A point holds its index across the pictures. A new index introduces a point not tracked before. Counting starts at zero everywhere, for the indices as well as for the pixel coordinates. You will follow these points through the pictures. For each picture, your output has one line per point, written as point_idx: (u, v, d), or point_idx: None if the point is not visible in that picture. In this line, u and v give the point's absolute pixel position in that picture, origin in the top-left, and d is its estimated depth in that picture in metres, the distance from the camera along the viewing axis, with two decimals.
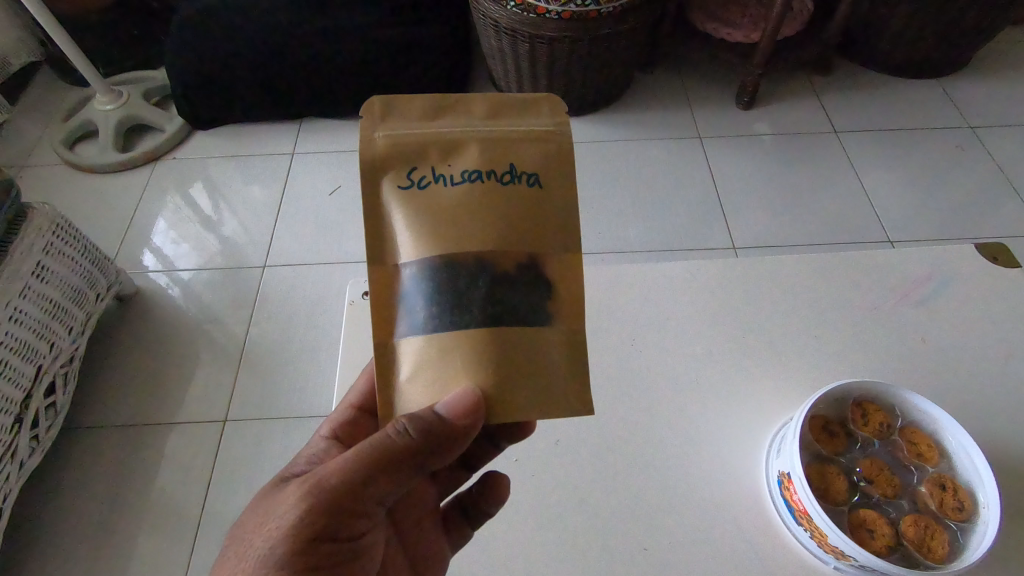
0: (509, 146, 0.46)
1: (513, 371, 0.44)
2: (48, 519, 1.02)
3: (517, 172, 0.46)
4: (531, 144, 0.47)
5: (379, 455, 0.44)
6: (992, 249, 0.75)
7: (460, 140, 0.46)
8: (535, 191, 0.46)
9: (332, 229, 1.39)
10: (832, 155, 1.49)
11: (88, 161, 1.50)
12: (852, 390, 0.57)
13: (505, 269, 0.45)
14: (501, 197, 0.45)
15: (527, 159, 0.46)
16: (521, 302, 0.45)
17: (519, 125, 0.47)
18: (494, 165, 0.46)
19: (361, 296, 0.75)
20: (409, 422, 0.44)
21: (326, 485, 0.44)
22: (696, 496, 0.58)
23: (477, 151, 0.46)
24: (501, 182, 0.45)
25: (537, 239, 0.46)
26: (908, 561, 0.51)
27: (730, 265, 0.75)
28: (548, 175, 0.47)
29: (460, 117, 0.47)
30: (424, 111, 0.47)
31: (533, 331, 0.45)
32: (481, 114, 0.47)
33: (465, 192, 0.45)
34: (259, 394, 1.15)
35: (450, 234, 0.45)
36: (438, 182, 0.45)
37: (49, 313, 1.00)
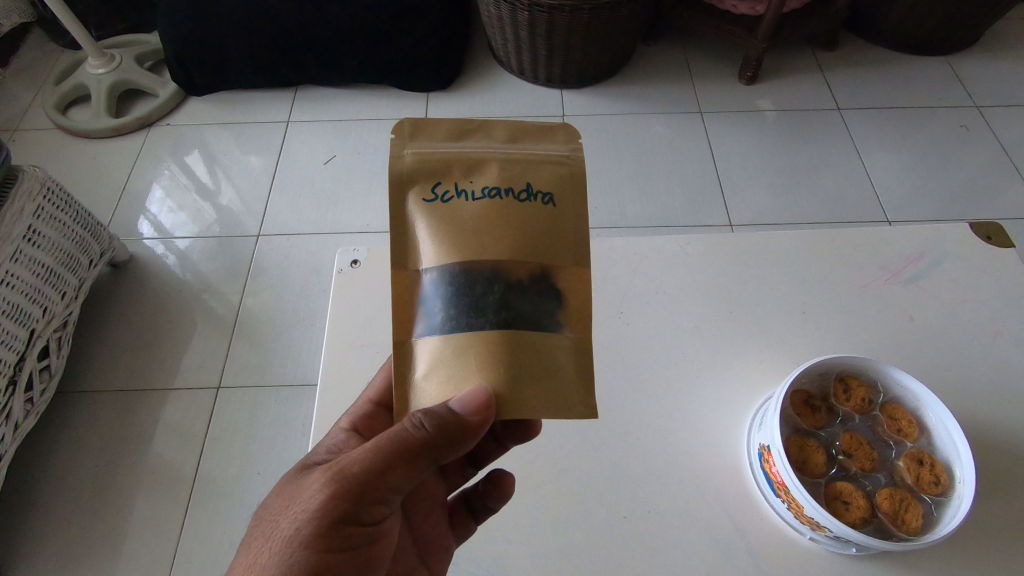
0: (527, 167, 0.46)
1: (527, 376, 0.43)
2: (46, 479, 1.04)
3: (534, 191, 0.45)
4: (548, 167, 0.46)
5: (396, 448, 0.43)
6: (986, 227, 0.75)
7: (482, 160, 0.46)
8: (549, 210, 0.46)
9: (327, 199, 1.38)
10: (834, 133, 1.47)
11: (81, 126, 1.49)
12: (835, 366, 0.57)
13: (516, 277, 0.44)
14: (517, 214, 0.45)
15: (543, 179, 0.46)
16: (532, 310, 0.44)
17: (536, 150, 0.47)
18: (512, 183, 0.45)
19: (349, 265, 0.74)
20: (426, 416, 0.42)
21: (349, 472, 0.43)
22: (675, 465, 0.59)
23: (497, 170, 0.45)
24: (519, 199, 0.45)
25: (547, 252, 0.45)
26: (882, 532, 0.52)
27: (720, 240, 0.74)
28: (563, 196, 0.46)
29: (481, 139, 0.47)
30: (452, 132, 0.47)
31: (540, 340, 0.44)
32: (502, 137, 0.47)
33: (485, 208, 0.45)
34: (253, 361, 1.16)
35: (471, 244, 0.44)
36: (461, 196, 0.45)
37: (42, 278, 1.00)
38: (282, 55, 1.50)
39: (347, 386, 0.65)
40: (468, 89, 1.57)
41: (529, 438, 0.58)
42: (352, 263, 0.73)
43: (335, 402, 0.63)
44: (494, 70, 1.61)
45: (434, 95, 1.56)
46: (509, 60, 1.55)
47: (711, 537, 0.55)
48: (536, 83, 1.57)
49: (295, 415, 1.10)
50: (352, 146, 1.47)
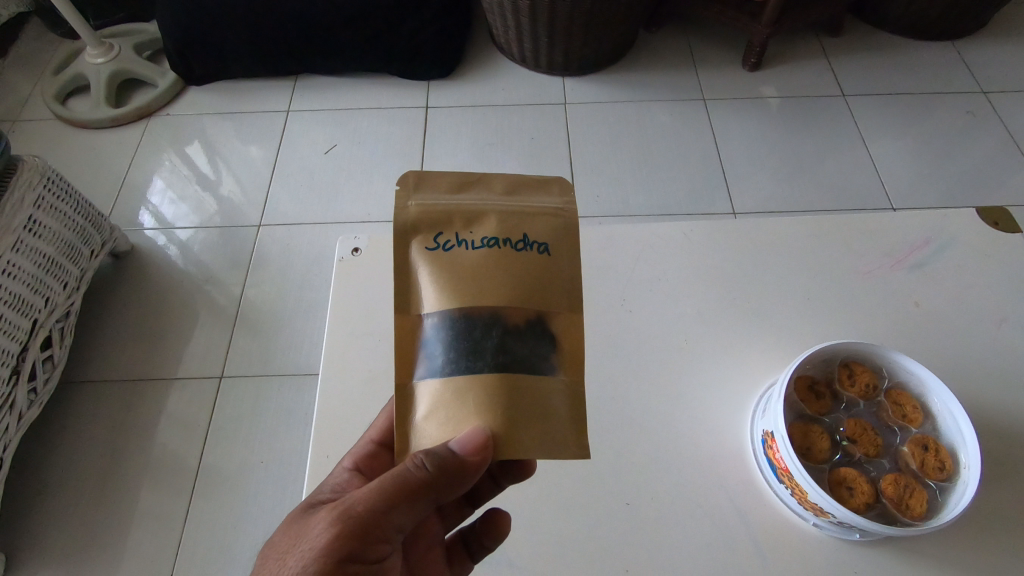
0: (525, 218, 0.45)
1: (523, 419, 0.42)
2: (51, 469, 1.05)
3: (530, 241, 0.45)
4: (543, 219, 0.46)
5: (399, 488, 0.43)
6: (993, 214, 0.74)
7: (481, 211, 0.45)
8: (545, 259, 0.45)
9: (327, 189, 1.37)
10: (839, 120, 1.45)
11: (80, 116, 1.48)
12: (839, 351, 0.57)
13: (515, 317, 0.44)
14: (515, 263, 0.44)
15: (539, 229, 0.45)
16: (529, 355, 0.43)
17: (534, 202, 0.46)
18: (510, 233, 0.45)
19: (350, 253, 0.73)
20: (427, 457, 0.42)
21: (354, 511, 0.43)
22: (679, 452, 0.59)
23: (496, 222, 0.45)
24: (516, 249, 0.45)
25: (544, 297, 0.45)
26: (886, 518, 0.51)
27: (724, 227, 0.74)
28: (559, 246, 0.46)
29: (481, 191, 0.46)
30: (454, 185, 0.46)
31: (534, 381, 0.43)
32: (501, 189, 0.47)
33: (484, 257, 0.44)
34: (256, 351, 1.16)
35: (470, 290, 0.44)
36: (460, 246, 0.45)
37: (43, 268, 1.00)
38: (281, 44, 1.48)
39: (348, 375, 0.64)
40: (469, 77, 1.56)
41: (524, 477, 0.56)
42: (353, 250, 0.73)
43: (337, 392, 0.63)
44: (495, 57, 1.60)
45: (435, 83, 1.55)
46: (510, 47, 1.53)
47: (714, 522, 0.55)
48: (538, 70, 1.55)
49: (297, 404, 1.10)
50: (353, 135, 1.46)
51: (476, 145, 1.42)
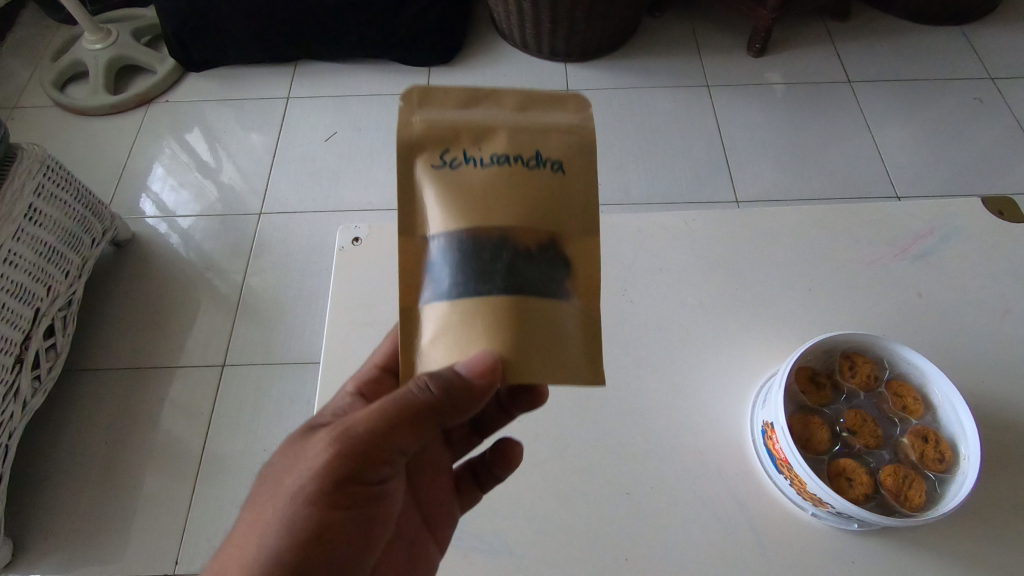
0: (535, 135, 0.45)
1: (534, 341, 0.42)
2: (56, 456, 1.06)
3: (542, 159, 0.45)
4: (556, 136, 0.45)
5: (402, 410, 0.42)
6: (998, 203, 0.73)
7: (491, 127, 0.45)
8: (557, 177, 0.45)
9: (328, 177, 1.37)
10: (844, 107, 1.44)
11: (79, 103, 1.47)
12: (840, 342, 0.57)
13: (524, 234, 0.43)
14: (526, 181, 0.44)
15: (551, 146, 0.45)
16: (540, 277, 0.43)
17: (546, 119, 0.46)
18: (521, 151, 0.45)
19: (350, 243, 0.73)
20: (432, 378, 0.41)
21: (355, 431, 0.42)
22: (679, 443, 0.59)
23: (505, 139, 0.45)
24: (527, 166, 0.44)
25: (555, 217, 0.45)
26: (884, 508, 0.52)
27: (726, 217, 0.73)
28: (572, 163, 0.45)
29: (491, 107, 0.46)
30: (462, 100, 0.46)
31: (549, 306, 0.43)
32: (511, 106, 0.46)
33: (493, 175, 0.44)
34: (257, 339, 1.17)
35: (478, 210, 0.44)
36: (469, 164, 0.44)
37: (45, 257, 1.00)
38: (280, 29, 1.47)
39: (349, 364, 0.64)
40: (470, 64, 1.54)
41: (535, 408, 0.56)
42: (353, 240, 0.73)
43: (337, 381, 0.63)
44: (496, 43, 1.58)
45: (435, 70, 1.53)
46: (512, 33, 1.51)
47: (713, 512, 0.56)
48: (540, 57, 1.53)
49: (299, 392, 1.11)
50: (354, 121, 1.45)
51: None
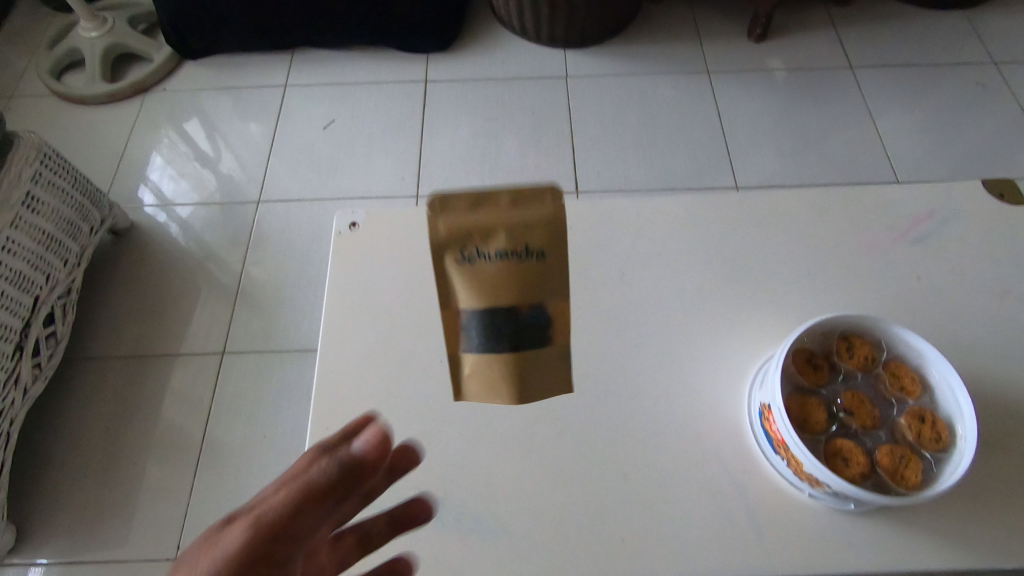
0: (528, 232, 0.41)
1: (529, 377, 0.44)
2: (58, 443, 1.06)
3: (530, 251, 0.41)
4: (536, 231, 0.41)
5: (302, 499, 0.37)
6: (999, 185, 0.73)
7: (492, 229, 0.40)
8: (540, 265, 0.41)
9: (326, 165, 1.36)
10: (845, 92, 1.43)
11: (76, 92, 1.46)
12: (838, 324, 0.56)
13: (526, 310, 0.42)
14: (525, 273, 0.41)
15: (536, 238, 0.41)
16: (540, 340, 0.43)
17: (531, 214, 0.41)
18: (516, 248, 0.40)
19: (348, 228, 0.73)
20: (332, 462, 0.38)
21: (247, 529, 0.37)
22: (676, 425, 0.59)
23: (506, 238, 0.40)
24: (522, 260, 0.41)
25: (549, 293, 0.42)
26: (880, 487, 0.52)
27: (725, 200, 0.73)
28: (555, 247, 0.41)
29: (491, 208, 0.40)
30: (468, 203, 0.40)
31: (533, 353, 0.44)
32: (506, 202, 0.40)
33: (500, 269, 0.41)
34: (257, 327, 1.17)
35: (493, 300, 0.41)
36: (480, 261, 0.41)
37: (43, 245, 1.00)
38: (276, 16, 1.45)
39: (347, 348, 0.64)
40: (468, 50, 1.53)
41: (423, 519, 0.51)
42: (350, 225, 0.72)
43: (336, 365, 0.64)
44: (495, 30, 1.56)
45: (434, 56, 1.52)
46: (510, 19, 1.50)
47: (711, 495, 0.56)
48: (539, 43, 1.52)
49: (299, 380, 1.11)
50: (352, 109, 1.45)
51: (476, 120, 1.41)
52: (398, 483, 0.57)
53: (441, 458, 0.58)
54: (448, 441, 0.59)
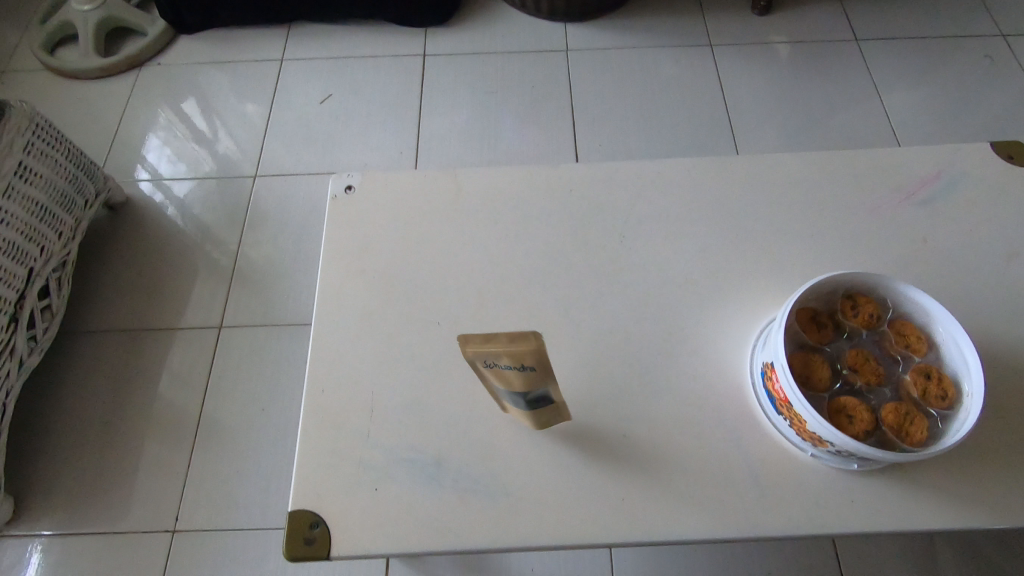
0: (523, 356, 0.48)
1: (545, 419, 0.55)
2: (55, 416, 1.06)
3: (524, 367, 0.49)
4: (530, 355, 0.48)
5: None
6: (1008, 147, 0.71)
7: (496, 354, 0.48)
8: (533, 374, 0.49)
9: (324, 141, 1.35)
10: (850, 66, 1.40)
11: (70, 66, 1.44)
12: (843, 282, 0.55)
13: (538, 397, 0.52)
14: (526, 379, 0.49)
15: (528, 359, 0.48)
16: (544, 405, 0.53)
17: (520, 346, 0.47)
18: (518, 363, 0.48)
19: (344, 191, 0.71)
20: None
21: None
22: (676, 385, 0.58)
23: (509, 358, 0.48)
24: (522, 371, 0.49)
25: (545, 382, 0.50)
26: (884, 444, 0.51)
27: (727, 163, 0.71)
28: (542, 364, 0.48)
29: (497, 345, 0.48)
30: (481, 339, 0.49)
31: (542, 408, 0.53)
32: (506, 340, 0.48)
33: (511, 374, 0.50)
34: (254, 302, 1.16)
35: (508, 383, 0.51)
36: (496, 368, 0.50)
37: (37, 216, 0.99)
38: None
39: (342, 310, 0.63)
40: (467, 24, 1.50)
41: None
42: (346, 188, 0.71)
43: (331, 327, 0.63)
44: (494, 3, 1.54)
45: (432, 30, 1.50)
46: None
47: (712, 455, 0.55)
48: (539, 16, 1.50)
49: (297, 354, 1.11)
50: (349, 84, 1.43)
51: (476, 95, 1.39)
52: (393, 444, 0.56)
53: (438, 419, 0.57)
54: (444, 402, 0.58)
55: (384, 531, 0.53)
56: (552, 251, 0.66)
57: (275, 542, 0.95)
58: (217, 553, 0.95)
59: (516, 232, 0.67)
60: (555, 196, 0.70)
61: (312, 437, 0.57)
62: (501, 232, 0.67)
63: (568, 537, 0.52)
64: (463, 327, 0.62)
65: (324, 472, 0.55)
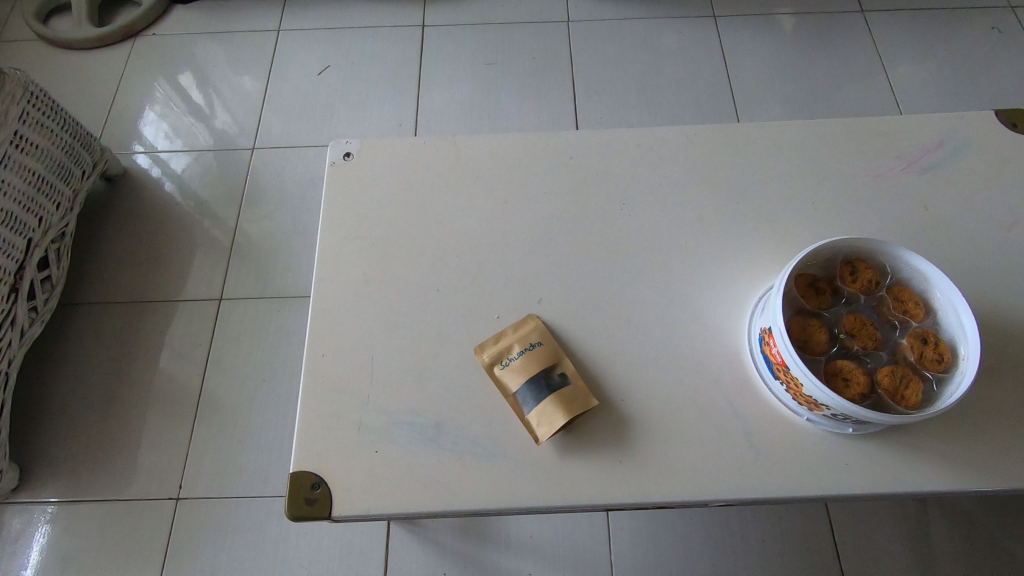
0: (528, 332, 0.59)
1: (571, 404, 0.55)
2: (57, 387, 1.07)
3: (529, 345, 0.58)
4: (533, 328, 0.59)
5: None
6: (1012, 115, 0.71)
7: (507, 342, 0.58)
8: (541, 348, 0.58)
9: (322, 113, 1.33)
10: (856, 38, 1.38)
11: (64, 36, 1.42)
12: (843, 247, 0.55)
13: (555, 377, 0.56)
14: (538, 356, 0.57)
15: (533, 334, 0.59)
16: (564, 382, 0.56)
17: (522, 327, 0.59)
18: (527, 341, 0.58)
19: (342, 158, 0.71)
20: None
21: None
22: (675, 352, 0.59)
23: (519, 341, 0.58)
24: (531, 348, 0.58)
25: (557, 360, 0.57)
26: (880, 407, 0.51)
27: (728, 131, 0.71)
28: (545, 336, 0.59)
29: (507, 334, 0.59)
30: (495, 336, 0.59)
31: (566, 390, 0.55)
32: (511, 329, 0.59)
33: (525, 358, 0.57)
34: (254, 275, 1.16)
35: (527, 368, 0.56)
36: (513, 359, 0.57)
37: (35, 187, 0.98)
38: None
39: (342, 277, 0.63)
40: None
41: None
42: (344, 154, 0.71)
43: (330, 293, 0.63)
44: None
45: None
46: None
47: (708, 419, 0.56)
48: None
49: (297, 327, 1.11)
50: (347, 55, 1.41)
51: (475, 67, 1.37)
52: (393, 408, 0.57)
53: (438, 383, 0.58)
54: (444, 367, 0.58)
55: (384, 492, 0.54)
56: (552, 218, 0.66)
57: (277, 509, 0.97)
58: (220, 521, 0.96)
59: (516, 200, 0.67)
60: (555, 163, 0.69)
61: (312, 401, 0.57)
62: (501, 199, 0.67)
63: (566, 498, 0.53)
64: (463, 293, 0.62)
65: (324, 435, 0.56)
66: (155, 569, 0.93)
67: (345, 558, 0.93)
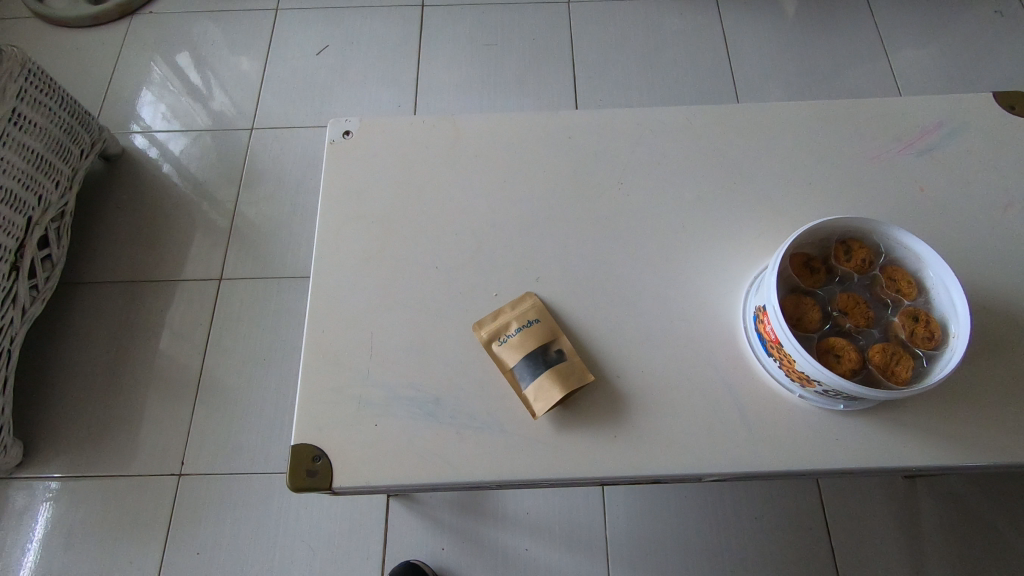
0: (526, 309, 0.60)
1: (568, 377, 0.56)
2: (59, 365, 1.07)
3: (527, 321, 0.59)
4: (531, 306, 0.60)
5: None
6: (1010, 98, 0.71)
7: (505, 319, 0.59)
8: (538, 325, 0.58)
9: (320, 94, 1.33)
10: (857, 21, 1.37)
11: (61, 14, 1.41)
12: (839, 227, 0.56)
13: (552, 353, 0.57)
14: (535, 332, 0.58)
15: (531, 312, 0.59)
16: (562, 359, 0.57)
17: (521, 304, 0.60)
18: (525, 318, 0.59)
19: (341, 136, 0.71)
20: None
21: None
22: (671, 330, 0.59)
23: (517, 318, 0.59)
24: (529, 324, 0.58)
25: (554, 336, 0.58)
26: (870, 383, 0.52)
27: (728, 111, 0.71)
28: (543, 314, 0.59)
29: (505, 311, 0.60)
30: (494, 313, 0.60)
31: (563, 365, 0.56)
32: (510, 306, 0.60)
33: (523, 334, 0.58)
34: (253, 255, 1.16)
35: (525, 344, 0.57)
36: (511, 335, 0.58)
37: (34, 165, 0.98)
38: None
39: (341, 254, 0.64)
40: None
41: None
42: (344, 132, 0.71)
43: (330, 270, 0.63)
44: None
45: None
46: None
47: (702, 395, 0.57)
48: None
49: (297, 308, 1.12)
50: (346, 35, 1.40)
51: (475, 48, 1.36)
52: (392, 383, 0.58)
53: (436, 359, 0.58)
54: (443, 344, 0.59)
55: (384, 465, 0.55)
56: (550, 198, 0.66)
57: (278, 487, 0.98)
58: (221, 498, 0.98)
59: (515, 179, 0.67)
60: (554, 143, 0.69)
61: (313, 376, 0.58)
62: (500, 178, 0.67)
63: (562, 471, 0.54)
64: (462, 271, 0.62)
65: (324, 410, 0.57)
66: (158, 544, 0.95)
67: (344, 534, 0.95)
